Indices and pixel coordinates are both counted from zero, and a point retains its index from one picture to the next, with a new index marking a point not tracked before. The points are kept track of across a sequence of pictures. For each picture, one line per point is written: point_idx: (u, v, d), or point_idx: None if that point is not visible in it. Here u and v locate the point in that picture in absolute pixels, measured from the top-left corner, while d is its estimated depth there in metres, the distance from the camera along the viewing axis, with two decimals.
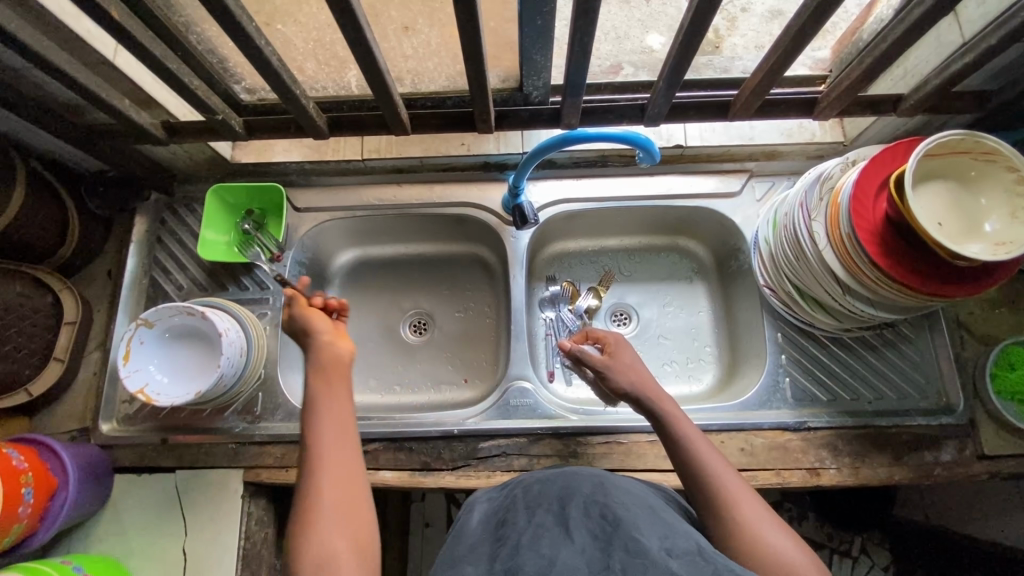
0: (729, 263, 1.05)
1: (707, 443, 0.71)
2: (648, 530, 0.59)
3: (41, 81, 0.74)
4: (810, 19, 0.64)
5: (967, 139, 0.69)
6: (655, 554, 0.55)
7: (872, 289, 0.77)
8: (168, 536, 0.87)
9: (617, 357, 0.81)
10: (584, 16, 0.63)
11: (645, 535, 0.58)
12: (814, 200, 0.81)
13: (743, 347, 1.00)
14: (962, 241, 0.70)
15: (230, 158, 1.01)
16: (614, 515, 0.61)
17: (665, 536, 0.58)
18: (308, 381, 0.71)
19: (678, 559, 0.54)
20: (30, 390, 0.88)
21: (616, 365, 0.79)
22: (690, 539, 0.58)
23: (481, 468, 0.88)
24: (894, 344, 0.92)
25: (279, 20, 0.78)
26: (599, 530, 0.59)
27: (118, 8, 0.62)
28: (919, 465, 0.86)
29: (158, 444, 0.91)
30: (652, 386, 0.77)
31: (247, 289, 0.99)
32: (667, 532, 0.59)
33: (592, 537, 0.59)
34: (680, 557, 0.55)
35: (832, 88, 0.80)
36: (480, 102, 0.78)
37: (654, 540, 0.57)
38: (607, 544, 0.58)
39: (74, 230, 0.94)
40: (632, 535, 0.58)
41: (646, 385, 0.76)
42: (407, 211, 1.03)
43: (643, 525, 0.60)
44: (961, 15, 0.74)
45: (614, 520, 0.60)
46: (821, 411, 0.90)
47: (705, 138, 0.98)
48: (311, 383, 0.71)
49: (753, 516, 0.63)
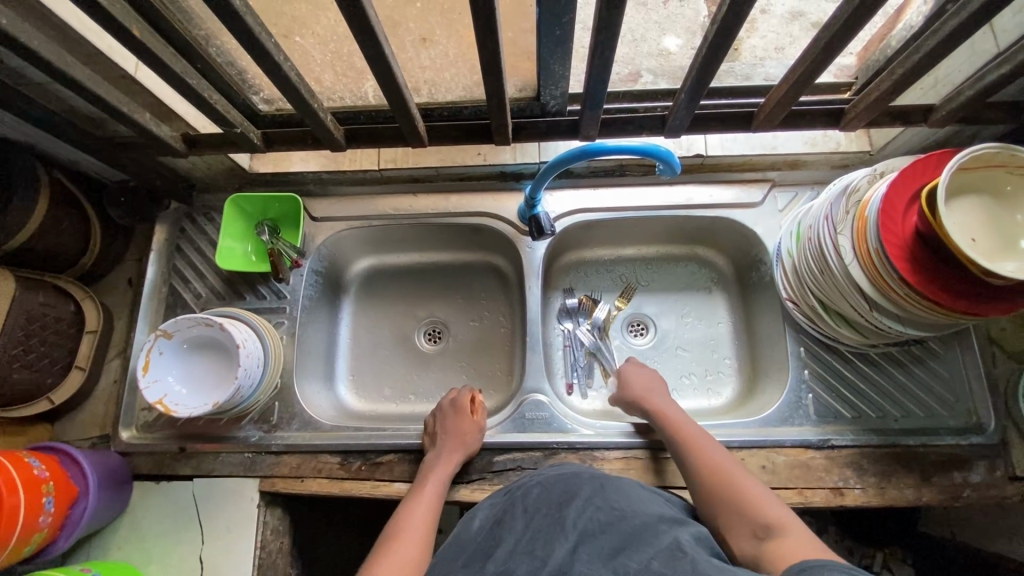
0: (750, 274, 1.03)
1: (707, 438, 0.80)
2: (636, 537, 0.59)
3: (65, 95, 0.75)
4: (839, 32, 0.62)
5: (1002, 152, 0.67)
6: (638, 557, 0.56)
7: (901, 305, 0.74)
8: (186, 544, 0.88)
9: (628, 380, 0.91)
10: (606, 29, 0.61)
11: (634, 539, 0.59)
12: (840, 213, 0.79)
13: (763, 360, 0.98)
14: (997, 258, 0.68)
15: (248, 168, 1.00)
16: (607, 519, 0.62)
17: (651, 540, 0.58)
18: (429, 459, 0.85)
19: (658, 559, 0.55)
20: (52, 398, 0.89)
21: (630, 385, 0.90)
22: (674, 535, 0.59)
23: (496, 482, 0.88)
24: (921, 360, 0.90)
25: (298, 32, 0.76)
26: (591, 536, 0.60)
27: (139, 27, 0.62)
28: (947, 485, 0.84)
29: (177, 452, 0.92)
30: (655, 394, 0.87)
31: (264, 298, 0.99)
32: (654, 533, 0.59)
33: (581, 541, 0.60)
34: (660, 556, 0.56)
35: (859, 99, 0.78)
36: (499, 113, 0.78)
37: (640, 547, 0.58)
38: (596, 550, 0.59)
39: (95, 240, 0.96)
40: (618, 540, 0.59)
41: (648, 396, 0.87)
42: (423, 221, 1.02)
43: (634, 527, 0.61)
44: (996, 24, 0.72)
45: (607, 523, 0.61)
46: (845, 428, 0.88)
47: (725, 147, 0.96)
48: (432, 461, 0.84)
49: (752, 490, 0.71)
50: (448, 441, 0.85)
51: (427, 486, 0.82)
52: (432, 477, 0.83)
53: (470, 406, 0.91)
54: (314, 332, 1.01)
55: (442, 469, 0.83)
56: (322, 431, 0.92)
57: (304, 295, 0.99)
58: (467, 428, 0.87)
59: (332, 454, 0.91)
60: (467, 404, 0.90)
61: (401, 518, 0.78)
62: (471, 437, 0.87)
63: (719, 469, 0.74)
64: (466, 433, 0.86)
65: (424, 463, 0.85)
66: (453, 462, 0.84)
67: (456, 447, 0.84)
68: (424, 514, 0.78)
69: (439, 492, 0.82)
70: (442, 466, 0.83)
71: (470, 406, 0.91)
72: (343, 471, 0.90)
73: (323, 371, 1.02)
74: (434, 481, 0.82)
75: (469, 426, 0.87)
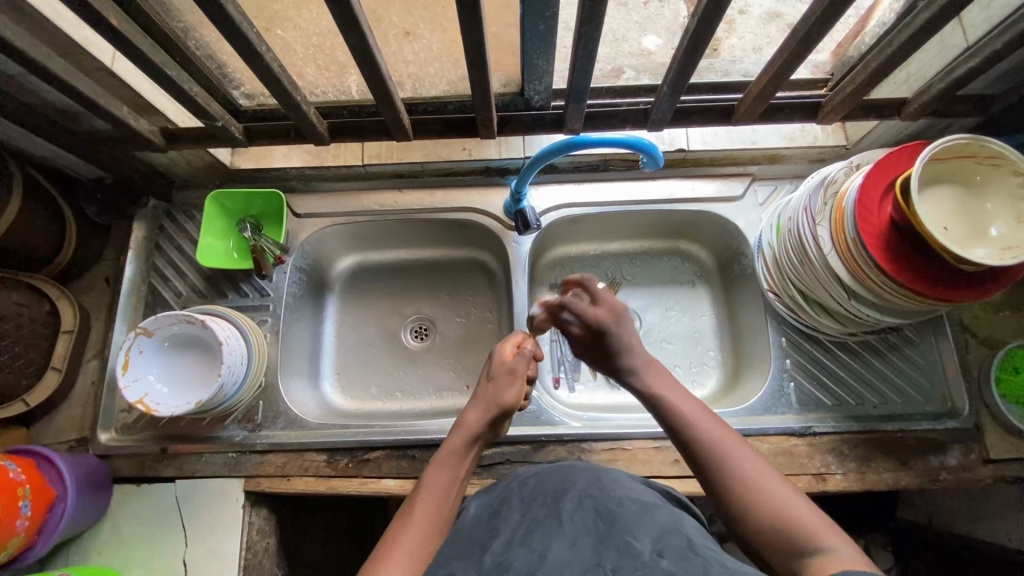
0: (731, 267, 1.05)
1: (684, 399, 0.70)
2: (641, 528, 0.58)
3: (39, 87, 0.73)
4: (815, 25, 0.63)
5: (972, 143, 0.69)
6: (645, 551, 0.54)
7: (878, 294, 0.76)
8: (168, 546, 0.86)
9: (607, 313, 0.78)
10: (588, 23, 0.62)
11: (639, 532, 0.57)
12: (819, 205, 0.81)
13: (746, 352, 1.00)
14: (968, 246, 0.71)
15: (230, 164, 1.01)
16: (608, 510, 0.61)
17: (657, 535, 0.57)
18: (471, 403, 0.76)
19: (667, 557, 0.53)
20: (26, 401, 0.87)
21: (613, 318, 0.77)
22: (682, 535, 0.57)
23: (485, 476, 0.87)
24: (897, 348, 0.92)
25: (279, 25, 0.75)
26: (594, 529, 0.59)
27: (117, 16, 0.61)
28: (925, 469, 0.86)
29: (158, 453, 0.90)
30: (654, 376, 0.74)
31: (246, 296, 0.98)
32: (659, 529, 0.58)
33: (584, 536, 0.58)
34: (669, 553, 0.54)
35: (835, 93, 0.80)
36: (483, 106, 0.78)
37: (645, 540, 0.56)
38: (600, 543, 0.56)
39: (71, 238, 0.94)
40: (621, 532, 0.57)
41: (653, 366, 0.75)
42: (408, 216, 1.02)
43: (636, 521, 0.59)
44: (964, 20, 0.74)
45: (609, 514, 0.60)
46: (825, 415, 0.90)
47: (706, 142, 0.99)
48: (473, 407, 0.75)
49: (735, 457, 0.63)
50: (480, 390, 0.77)
51: (457, 437, 0.72)
52: (459, 431, 0.73)
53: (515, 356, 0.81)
54: (299, 331, 1.00)
55: (472, 418, 0.73)
56: (308, 430, 0.91)
57: (287, 292, 0.98)
58: (513, 382, 0.77)
59: (318, 452, 0.90)
60: (511, 352, 0.80)
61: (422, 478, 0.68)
62: (507, 390, 0.76)
63: (779, 511, 0.58)
64: (501, 383, 0.76)
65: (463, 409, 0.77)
66: (488, 413, 0.74)
67: (484, 398, 0.75)
68: (447, 475, 0.68)
69: (468, 453, 0.72)
70: (469, 416, 0.74)
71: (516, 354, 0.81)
72: (330, 469, 0.89)
73: (308, 370, 1.01)
74: (462, 436, 0.72)
75: (507, 376, 0.77)
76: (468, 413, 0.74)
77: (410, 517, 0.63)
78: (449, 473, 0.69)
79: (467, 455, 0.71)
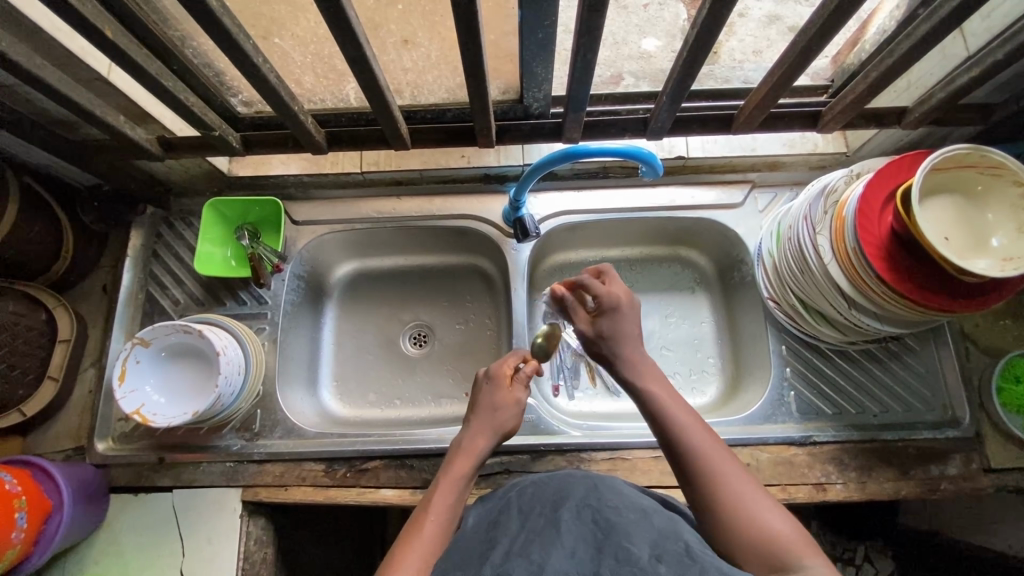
0: (732, 274, 1.04)
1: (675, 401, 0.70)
2: (639, 535, 0.57)
3: (34, 97, 0.73)
4: (816, 36, 0.63)
5: (973, 153, 0.69)
6: (644, 560, 0.54)
7: (879, 303, 0.76)
8: (166, 555, 0.86)
9: (622, 294, 0.78)
10: (588, 33, 0.62)
11: (637, 541, 0.57)
12: (819, 213, 0.80)
13: (746, 359, 1.00)
14: (969, 257, 0.70)
15: (228, 172, 1.00)
16: (606, 519, 0.60)
17: (654, 541, 0.57)
18: (470, 423, 0.75)
19: (665, 563, 0.53)
20: (24, 410, 0.87)
21: (629, 304, 0.77)
22: (679, 541, 0.57)
23: (484, 486, 0.87)
24: (898, 356, 0.92)
25: (276, 34, 0.74)
26: (592, 537, 0.58)
27: (112, 27, 0.61)
28: (926, 479, 0.86)
29: (155, 462, 0.90)
30: (652, 380, 0.72)
31: (244, 304, 0.97)
32: (657, 535, 0.58)
33: (583, 543, 0.58)
34: (667, 560, 0.53)
35: (835, 102, 0.80)
36: (482, 115, 0.78)
37: (643, 547, 0.56)
38: (598, 551, 0.56)
39: (68, 247, 0.94)
40: (618, 540, 0.57)
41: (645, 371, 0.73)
42: (406, 223, 1.02)
43: (633, 527, 0.59)
44: (965, 28, 0.74)
45: (606, 523, 0.60)
46: (826, 424, 0.89)
47: (706, 150, 0.98)
48: (473, 430, 0.74)
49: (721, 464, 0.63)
50: (478, 415, 0.75)
51: (456, 462, 0.71)
52: (461, 455, 0.71)
53: (513, 375, 0.79)
54: (297, 338, 1.00)
55: (475, 444, 0.72)
56: (306, 439, 0.91)
57: (285, 300, 0.98)
58: (509, 405, 0.76)
59: (317, 461, 0.89)
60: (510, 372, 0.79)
61: (424, 503, 0.67)
62: (508, 415, 0.76)
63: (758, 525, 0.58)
64: (503, 407, 0.75)
65: (458, 433, 0.75)
66: (486, 440, 0.73)
67: (486, 423, 0.74)
68: (452, 497, 0.67)
69: (466, 478, 0.70)
70: (473, 439, 0.73)
71: (515, 373, 0.80)
72: (328, 479, 0.89)
73: (306, 378, 1.01)
74: (461, 462, 0.71)
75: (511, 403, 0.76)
76: (470, 440, 0.73)
77: (416, 541, 0.62)
78: (455, 495, 0.67)
79: (471, 481, 0.70)
